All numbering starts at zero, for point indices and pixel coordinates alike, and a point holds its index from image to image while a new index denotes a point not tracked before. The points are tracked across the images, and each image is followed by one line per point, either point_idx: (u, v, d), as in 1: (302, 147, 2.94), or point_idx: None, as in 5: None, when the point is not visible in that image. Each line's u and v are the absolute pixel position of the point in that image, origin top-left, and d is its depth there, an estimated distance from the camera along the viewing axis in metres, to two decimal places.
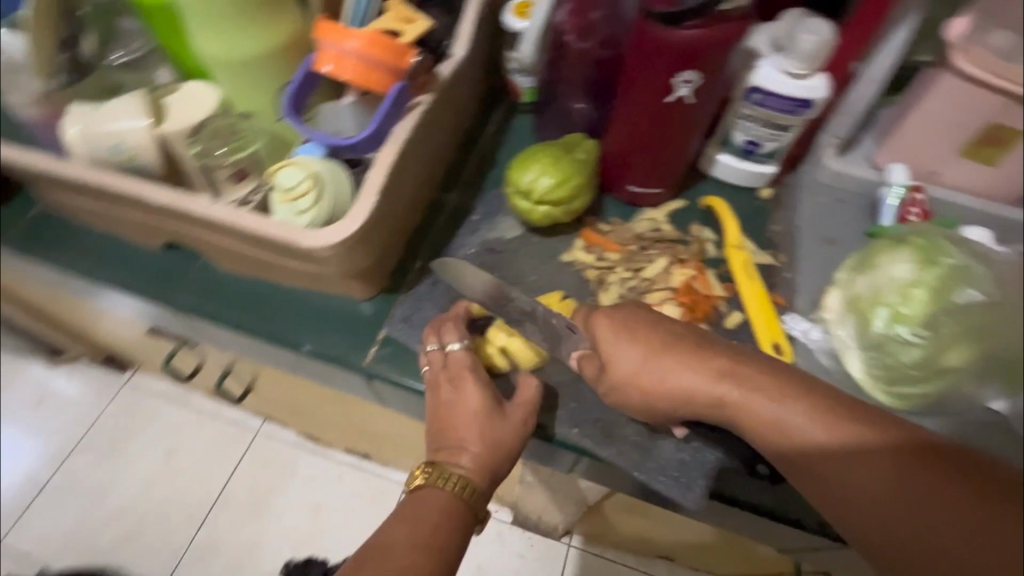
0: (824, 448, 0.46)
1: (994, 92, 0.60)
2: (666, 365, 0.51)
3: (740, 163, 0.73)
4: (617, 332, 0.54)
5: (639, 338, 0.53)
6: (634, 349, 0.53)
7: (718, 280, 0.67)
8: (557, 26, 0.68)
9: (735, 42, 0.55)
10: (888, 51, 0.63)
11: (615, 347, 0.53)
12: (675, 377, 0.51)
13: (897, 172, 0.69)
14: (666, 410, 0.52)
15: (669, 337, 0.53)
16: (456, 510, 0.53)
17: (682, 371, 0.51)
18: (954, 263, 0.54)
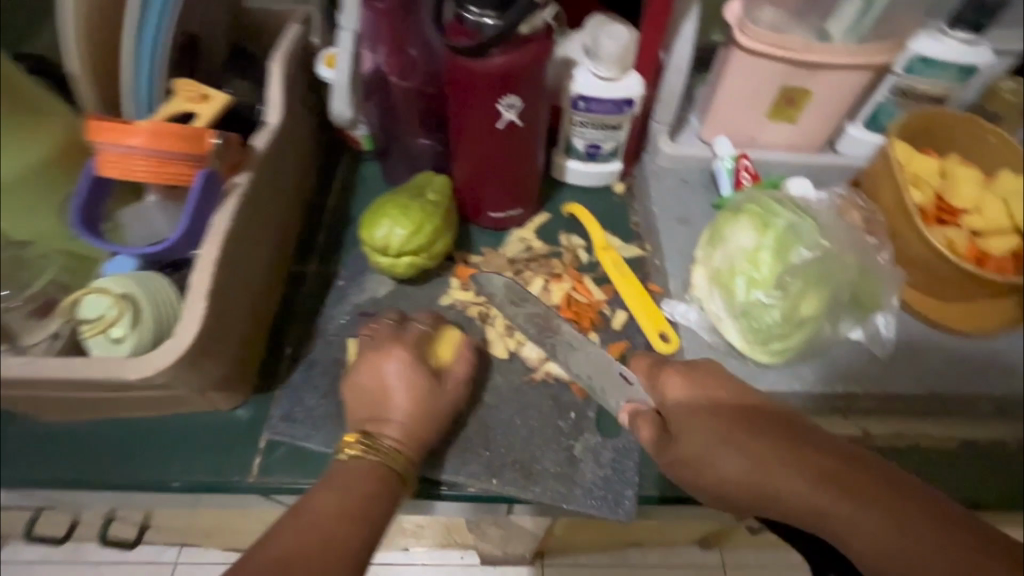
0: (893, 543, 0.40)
1: (779, 61, 0.67)
2: (745, 447, 0.44)
3: (588, 165, 0.75)
4: (694, 408, 0.46)
5: (711, 411, 0.46)
6: (708, 425, 0.45)
7: (596, 285, 0.68)
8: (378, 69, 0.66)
9: (543, 61, 0.56)
10: (684, 41, 0.68)
11: (686, 416, 0.46)
12: (746, 463, 0.43)
13: (723, 144, 0.75)
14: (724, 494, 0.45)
15: (751, 410, 0.46)
16: (382, 484, 0.48)
17: (765, 458, 0.43)
18: (787, 221, 0.58)
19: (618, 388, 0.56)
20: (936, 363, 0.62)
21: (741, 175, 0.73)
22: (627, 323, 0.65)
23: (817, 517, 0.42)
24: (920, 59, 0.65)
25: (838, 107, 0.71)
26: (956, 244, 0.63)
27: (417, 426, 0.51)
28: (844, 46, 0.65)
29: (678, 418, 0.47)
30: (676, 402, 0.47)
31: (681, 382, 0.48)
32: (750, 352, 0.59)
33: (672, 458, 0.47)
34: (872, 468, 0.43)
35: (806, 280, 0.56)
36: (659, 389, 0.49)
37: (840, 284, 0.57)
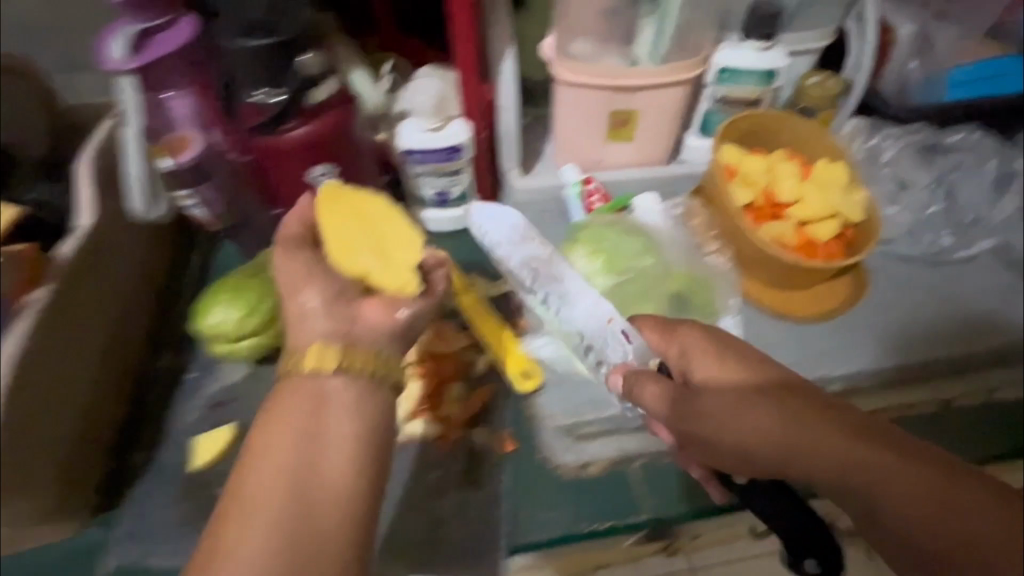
0: (896, 502, 0.41)
1: (599, 88, 0.70)
2: (772, 400, 0.45)
3: (443, 212, 0.76)
4: (722, 363, 0.48)
5: (735, 364, 0.48)
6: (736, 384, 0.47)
7: (457, 332, 0.65)
8: None
9: (347, 126, 0.56)
10: (506, 83, 0.70)
11: (712, 371, 0.48)
12: (773, 413, 0.45)
13: (570, 172, 0.76)
14: (743, 450, 0.46)
15: (771, 373, 0.47)
16: (268, 435, 0.44)
17: (798, 409, 0.44)
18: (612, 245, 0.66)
19: (616, 350, 0.57)
20: (784, 354, 0.64)
21: (589, 199, 0.75)
22: (489, 369, 0.64)
23: (840, 470, 0.43)
24: (725, 69, 0.70)
25: (666, 122, 0.75)
26: (783, 234, 0.66)
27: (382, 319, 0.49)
28: (651, 67, 0.68)
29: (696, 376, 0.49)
30: (698, 365, 0.49)
31: (700, 341, 0.50)
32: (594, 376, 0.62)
33: (698, 418, 0.48)
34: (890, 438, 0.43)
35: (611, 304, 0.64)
36: (681, 350, 0.51)
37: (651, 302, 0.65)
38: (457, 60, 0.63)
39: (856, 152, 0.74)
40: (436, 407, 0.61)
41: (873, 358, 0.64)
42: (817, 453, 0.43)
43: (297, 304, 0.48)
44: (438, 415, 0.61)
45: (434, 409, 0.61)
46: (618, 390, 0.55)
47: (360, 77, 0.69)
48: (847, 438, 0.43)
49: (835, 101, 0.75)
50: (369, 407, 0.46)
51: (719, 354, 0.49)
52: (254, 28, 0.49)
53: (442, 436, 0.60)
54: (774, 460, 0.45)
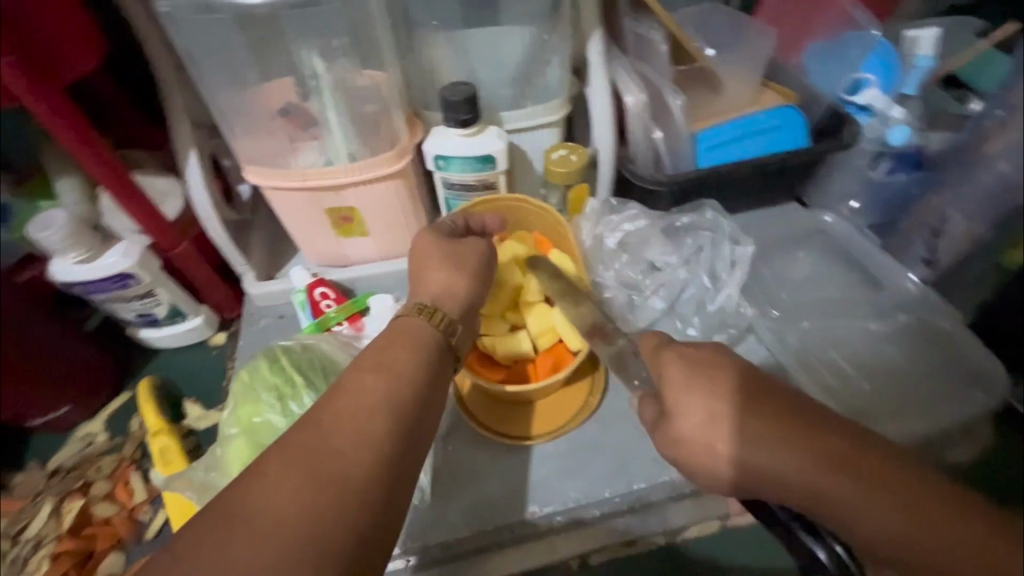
0: (889, 530, 0.32)
1: (296, 189, 0.62)
2: (761, 438, 0.35)
3: (162, 331, 0.68)
4: (707, 397, 0.38)
5: (720, 381, 0.38)
6: (729, 422, 0.37)
7: (141, 481, 0.58)
8: None
9: None
10: (198, 190, 0.63)
11: (693, 406, 0.38)
12: (778, 455, 0.35)
13: (298, 276, 0.69)
14: (715, 474, 0.38)
15: (757, 384, 0.37)
16: (400, 360, 0.41)
17: (792, 443, 0.35)
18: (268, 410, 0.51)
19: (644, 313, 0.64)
20: (494, 485, 0.54)
21: (319, 303, 0.67)
22: (162, 529, 0.55)
23: (818, 501, 0.34)
24: (439, 156, 0.63)
25: (395, 215, 0.67)
26: (492, 346, 0.58)
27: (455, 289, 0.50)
28: (346, 164, 0.60)
29: (678, 411, 0.39)
30: (671, 394, 0.39)
31: (677, 366, 0.40)
32: None
33: (689, 451, 0.38)
34: (864, 462, 0.33)
35: (244, 458, 0.50)
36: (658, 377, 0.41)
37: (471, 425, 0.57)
38: (101, 179, 0.56)
39: (586, 239, 0.67)
40: None
41: (600, 484, 0.54)
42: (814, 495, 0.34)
43: (429, 282, 0.50)
44: None
45: None
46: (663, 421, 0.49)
47: (65, 185, 0.63)
48: (833, 479, 0.34)
49: (586, 174, 0.69)
50: (426, 344, 0.43)
51: (704, 390, 0.38)
52: None
53: None
54: (750, 487, 0.37)
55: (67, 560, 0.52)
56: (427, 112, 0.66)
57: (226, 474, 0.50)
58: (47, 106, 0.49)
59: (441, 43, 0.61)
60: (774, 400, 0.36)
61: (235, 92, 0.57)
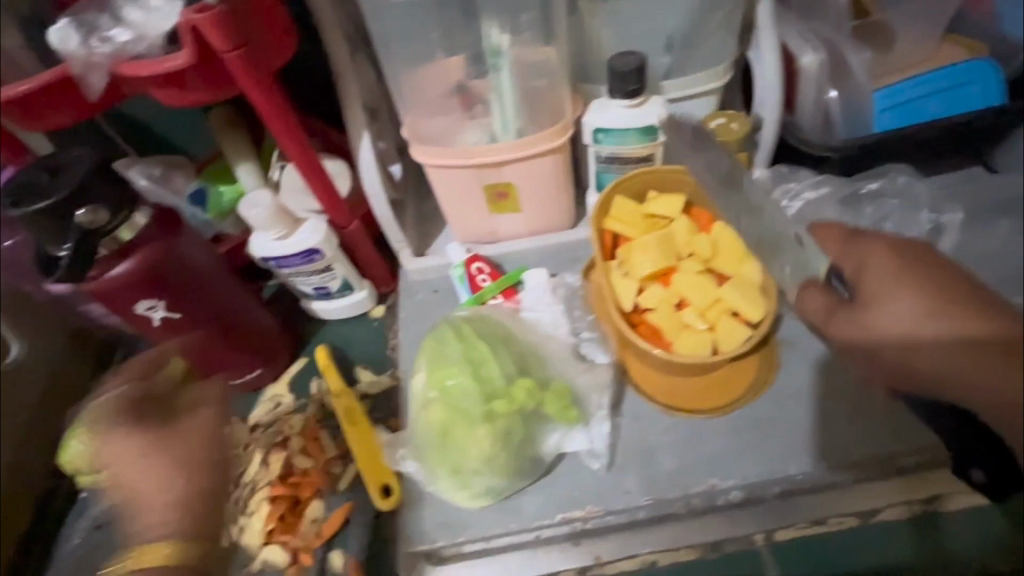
0: (945, 364, 0.41)
1: (459, 168, 0.65)
2: (937, 312, 0.42)
3: (332, 303, 0.74)
4: (894, 284, 0.43)
5: (893, 276, 0.44)
6: (916, 300, 0.43)
7: (331, 438, 0.64)
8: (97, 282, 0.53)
9: (170, 254, 0.56)
10: (368, 170, 0.67)
11: (887, 291, 0.43)
12: (948, 328, 0.42)
13: (456, 251, 0.73)
14: (913, 358, 0.43)
15: (949, 274, 0.44)
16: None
17: (971, 338, 0.41)
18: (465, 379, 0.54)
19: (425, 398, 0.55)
20: (668, 459, 0.55)
21: (476, 278, 0.70)
22: (355, 480, 0.61)
23: (949, 382, 0.41)
24: (599, 129, 0.63)
25: (549, 190, 0.69)
26: (660, 321, 0.57)
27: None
28: (513, 140, 0.62)
29: (863, 245, 0.46)
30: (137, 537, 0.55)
31: (883, 257, 0.45)
32: (453, 496, 0.54)
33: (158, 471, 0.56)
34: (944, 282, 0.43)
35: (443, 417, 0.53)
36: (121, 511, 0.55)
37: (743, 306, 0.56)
38: (293, 160, 0.60)
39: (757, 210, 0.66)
40: (290, 531, 0.58)
41: (784, 461, 0.54)
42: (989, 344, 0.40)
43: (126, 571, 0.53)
44: (293, 538, 0.58)
45: (290, 532, 0.58)
46: (688, 390, 0.58)
47: (246, 171, 0.74)
48: None
49: (747, 143, 0.65)
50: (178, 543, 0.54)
51: (894, 266, 0.44)
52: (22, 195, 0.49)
53: (295, 562, 0.57)
54: (936, 384, 0.42)
55: (282, 504, 0.59)
56: (584, 84, 0.65)
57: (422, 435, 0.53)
58: (260, 94, 0.53)
59: (608, 12, 0.61)
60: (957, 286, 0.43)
61: (411, 72, 0.60)
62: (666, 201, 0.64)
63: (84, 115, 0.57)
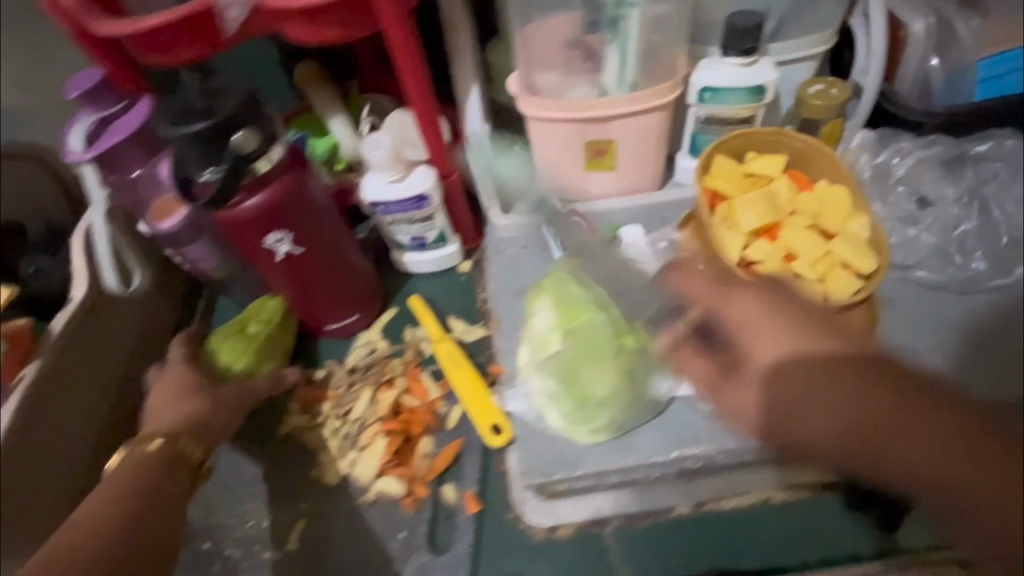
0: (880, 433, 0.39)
1: (566, 121, 0.66)
2: (847, 383, 0.40)
3: (424, 254, 0.75)
4: (791, 356, 0.41)
5: (806, 339, 0.42)
6: (828, 383, 0.40)
7: (433, 380, 0.66)
8: (234, 209, 0.54)
9: (299, 189, 0.57)
10: (473, 121, 0.69)
11: (769, 353, 0.42)
12: (856, 403, 0.39)
13: (551, 207, 0.73)
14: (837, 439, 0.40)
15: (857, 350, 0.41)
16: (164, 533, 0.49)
17: (880, 413, 0.39)
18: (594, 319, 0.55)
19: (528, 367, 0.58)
20: None
21: (572, 233, 0.72)
22: (462, 419, 0.62)
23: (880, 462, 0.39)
24: (706, 88, 0.65)
25: (648, 148, 0.70)
26: (769, 270, 0.60)
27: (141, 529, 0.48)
28: (624, 94, 0.64)
29: (731, 299, 0.44)
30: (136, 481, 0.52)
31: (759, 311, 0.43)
32: (571, 433, 0.56)
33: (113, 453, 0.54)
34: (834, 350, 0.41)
35: (573, 351, 0.54)
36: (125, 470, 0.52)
37: (840, 250, 0.58)
38: (412, 104, 0.61)
39: (863, 171, 0.67)
40: (403, 464, 0.59)
41: None
42: (891, 421, 0.39)
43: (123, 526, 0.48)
44: (407, 471, 0.59)
45: (403, 465, 0.59)
46: None
47: (340, 125, 0.76)
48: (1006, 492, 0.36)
49: (846, 107, 0.67)
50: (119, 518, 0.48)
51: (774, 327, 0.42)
52: (181, 116, 0.50)
53: (409, 494, 0.58)
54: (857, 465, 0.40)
55: (393, 439, 0.60)
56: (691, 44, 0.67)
57: None
58: (398, 32, 0.55)
59: None
60: (861, 354, 0.41)
61: (532, 24, 0.62)
62: (767, 161, 0.66)
63: (206, 52, 0.54)
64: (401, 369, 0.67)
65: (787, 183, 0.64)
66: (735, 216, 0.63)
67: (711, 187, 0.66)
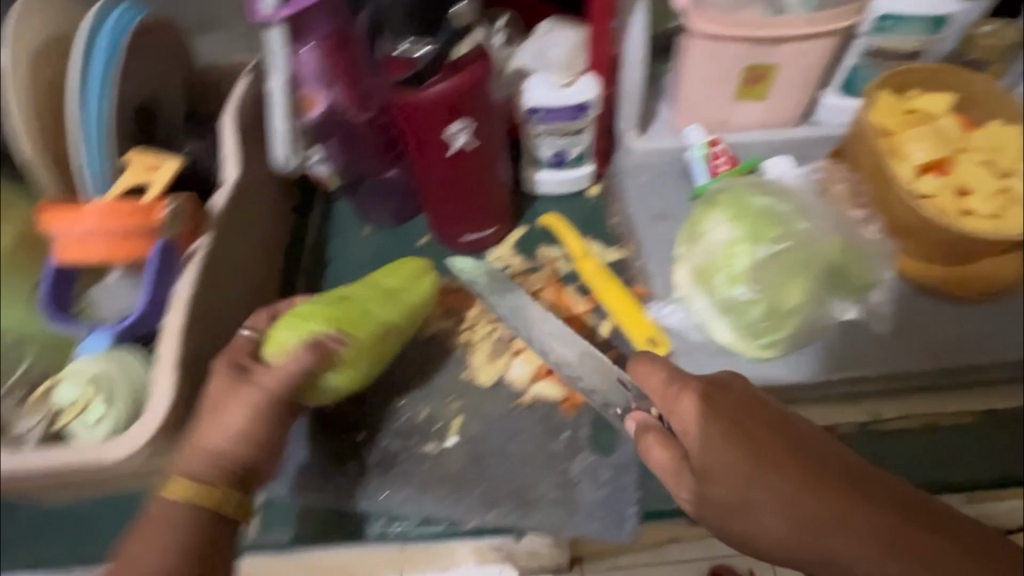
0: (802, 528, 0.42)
1: (737, 40, 0.64)
2: (789, 482, 0.43)
3: (557, 174, 0.74)
4: (743, 460, 0.43)
5: (740, 472, 0.42)
6: (772, 482, 0.43)
7: (578, 295, 0.66)
8: (428, 91, 0.53)
9: (485, 82, 0.55)
10: (635, 38, 0.65)
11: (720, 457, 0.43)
12: (788, 508, 0.42)
13: (695, 134, 0.72)
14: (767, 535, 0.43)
15: (779, 450, 0.44)
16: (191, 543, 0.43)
17: (817, 511, 0.42)
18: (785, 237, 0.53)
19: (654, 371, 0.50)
20: (940, 332, 0.58)
21: (716, 162, 0.71)
22: (614, 331, 0.63)
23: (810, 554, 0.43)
24: (887, 16, 0.63)
25: (805, 78, 0.69)
26: (941, 204, 0.59)
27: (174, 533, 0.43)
28: (803, 17, 0.62)
29: (680, 400, 0.44)
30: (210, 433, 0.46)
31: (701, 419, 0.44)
32: (740, 346, 0.56)
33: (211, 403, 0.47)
34: (781, 432, 0.45)
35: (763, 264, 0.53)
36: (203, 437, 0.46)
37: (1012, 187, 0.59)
38: None
39: None
40: None
41: None
42: (839, 557, 0.42)
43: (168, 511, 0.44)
44: None
45: None
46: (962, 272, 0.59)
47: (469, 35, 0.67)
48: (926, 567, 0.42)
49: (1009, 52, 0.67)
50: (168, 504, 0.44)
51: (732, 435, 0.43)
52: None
53: (568, 399, 0.58)
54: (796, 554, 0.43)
55: None
56: None
57: (728, 283, 0.54)
58: None
59: None
60: (779, 458, 0.43)
61: None
62: (934, 99, 0.64)
63: None
64: (545, 283, 0.67)
65: (951, 122, 0.63)
66: (905, 152, 0.62)
67: (881, 120, 0.64)
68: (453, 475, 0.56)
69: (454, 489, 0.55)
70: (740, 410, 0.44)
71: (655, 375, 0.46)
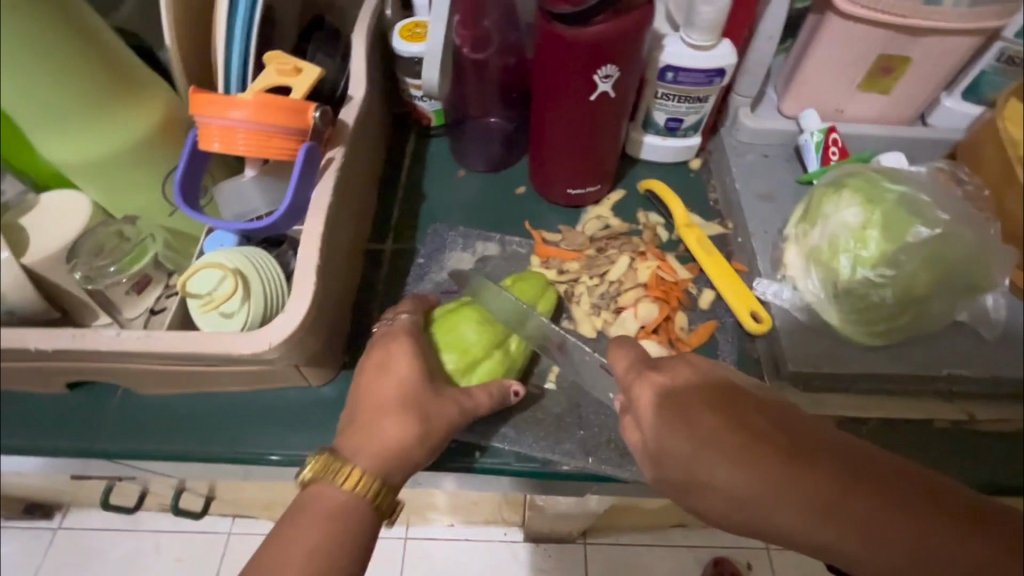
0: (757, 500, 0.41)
1: (880, 26, 0.63)
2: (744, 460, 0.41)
3: (665, 141, 0.73)
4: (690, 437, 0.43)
5: (682, 450, 0.43)
6: (722, 454, 0.42)
7: (679, 263, 0.66)
8: (592, 31, 0.52)
9: (644, 29, 0.54)
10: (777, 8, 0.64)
11: (667, 433, 0.43)
12: (744, 480, 0.41)
13: (811, 118, 0.72)
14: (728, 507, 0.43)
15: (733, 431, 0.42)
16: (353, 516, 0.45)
17: (773, 484, 0.41)
18: (913, 228, 0.55)
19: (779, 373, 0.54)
20: None
21: (830, 150, 0.70)
22: (714, 302, 0.64)
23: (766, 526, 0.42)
24: None
25: (933, 76, 0.68)
26: None
27: (339, 511, 0.44)
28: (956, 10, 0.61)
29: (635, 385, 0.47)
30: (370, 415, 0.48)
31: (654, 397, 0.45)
32: (848, 329, 0.57)
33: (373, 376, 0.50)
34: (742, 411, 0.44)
35: (887, 246, 0.55)
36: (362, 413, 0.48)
37: None
38: None
39: None
40: (664, 329, 0.61)
41: None
42: (802, 536, 0.40)
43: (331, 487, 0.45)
44: (666, 339, 0.61)
45: (661, 333, 0.61)
46: None
47: None
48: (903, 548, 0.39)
49: None
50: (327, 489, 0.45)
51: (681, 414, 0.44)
52: None
53: None
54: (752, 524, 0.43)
55: (655, 305, 0.62)
56: None
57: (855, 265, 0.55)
58: None
59: None
60: (730, 436, 0.42)
61: None
62: None
63: None
64: (648, 249, 0.66)
65: None
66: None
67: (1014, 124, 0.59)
68: (553, 419, 0.56)
69: (554, 431, 0.56)
70: (688, 392, 0.45)
71: (623, 356, 0.50)
